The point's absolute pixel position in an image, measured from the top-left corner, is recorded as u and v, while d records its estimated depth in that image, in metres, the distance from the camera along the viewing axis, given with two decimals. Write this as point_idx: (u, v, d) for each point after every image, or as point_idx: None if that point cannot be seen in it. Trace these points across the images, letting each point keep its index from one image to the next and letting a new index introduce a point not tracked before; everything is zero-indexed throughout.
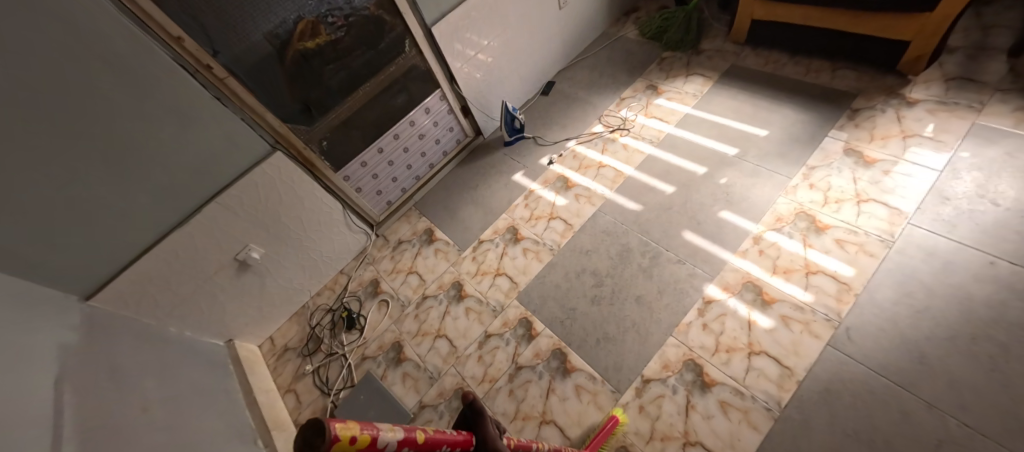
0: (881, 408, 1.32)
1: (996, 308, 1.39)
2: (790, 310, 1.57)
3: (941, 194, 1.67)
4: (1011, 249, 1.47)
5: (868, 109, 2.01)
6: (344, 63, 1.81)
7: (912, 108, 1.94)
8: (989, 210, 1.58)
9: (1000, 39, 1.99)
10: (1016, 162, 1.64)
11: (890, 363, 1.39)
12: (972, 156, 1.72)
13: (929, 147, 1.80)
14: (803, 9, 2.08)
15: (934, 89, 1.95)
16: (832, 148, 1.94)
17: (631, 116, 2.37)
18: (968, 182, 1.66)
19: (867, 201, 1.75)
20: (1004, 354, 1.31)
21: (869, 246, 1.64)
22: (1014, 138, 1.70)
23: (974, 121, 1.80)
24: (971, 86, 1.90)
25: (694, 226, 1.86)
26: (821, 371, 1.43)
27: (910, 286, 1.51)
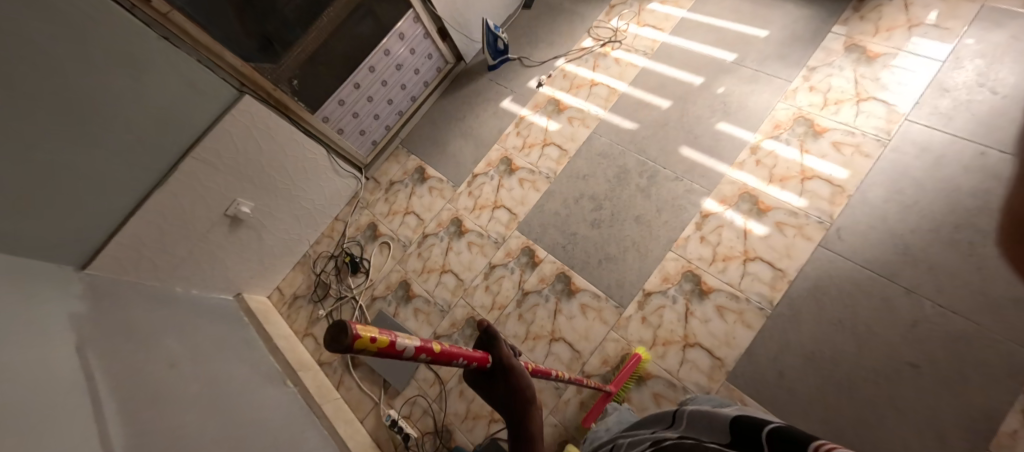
0: (864, 298, 1.41)
1: (981, 197, 1.43)
2: (785, 216, 1.60)
3: (941, 86, 1.64)
4: (1004, 138, 1.48)
5: None
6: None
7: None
8: (987, 99, 1.56)
9: None
10: (1021, 46, 1.59)
11: (876, 258, 1.46)
12: (976, 42, 1.65)
13: (933, 36, 1.72)
14: None
15: None
16: (834, 44, 1.85)
17: (623, 25, 2.20)
18: (970, 71, 1.62)
19: (866, 100, 1.71)
20: (983, 238, 1.37)
21: (865, 147, 1.64)
22: (1022, 18, 1.63)
23: (983, 4, 1.71)
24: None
25: (691, 141, 1.83)
26: (811, 270, 1.50)
27: (902, 183, 1.54)
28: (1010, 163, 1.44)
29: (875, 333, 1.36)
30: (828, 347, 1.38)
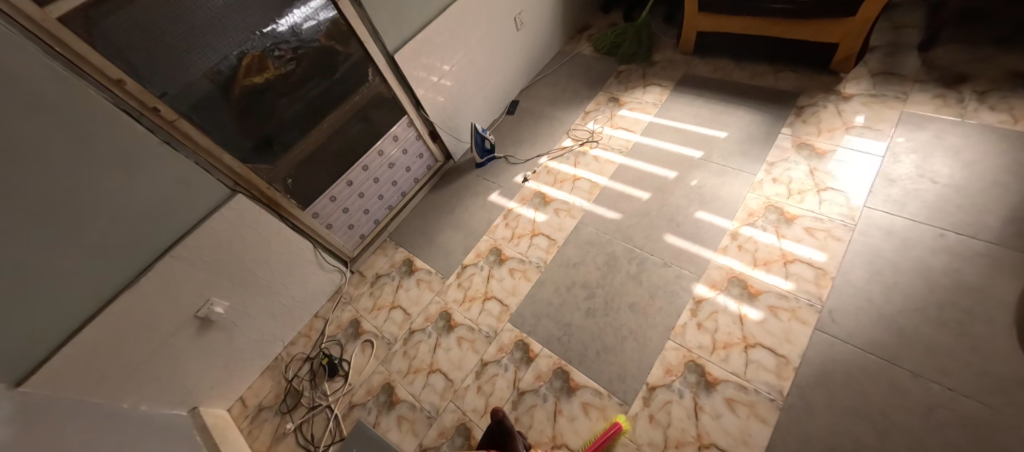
0: (873, 383, 1.37)
1: (953, 276, 1.51)
2: (777, 300, 1.61)
3: (887, 177, 1.82)
4: (954, 221, 1.62)
5: (811, 105, 2.17)
6: (297, 95, 1.72)
7: (849, 102, 2.11)
8: (930, 187, 1.73)
9: (909, 39, 2.27)
10: (943, 143, 1.83)
11: (874, 340, 1.45)
12: (907, 140, 1.89)
13: (867, 135, 1.97)
14: (743, 21, 2.25)
15: (864, 84, 2.15)
16: (787, 143, 2.07)
17: (598, 128, 2.42)
18: (908, 164, 1.82)
19: (825, 189, 1.87)
20: (968, 316, 1.42)
21: (835, 231, 1.74)
22: (937, 122, 1.91)
23: (902, 110, 1.99)
24: (895, 80, 2.11)
25: (673, 228, 1.91)
26: (814, 355, 1.46)
27: (878, 264, 1.61)
28: (967, 244, 1.56)
29: (894, 421, 1.29)
30: (852, 441, 1.29)
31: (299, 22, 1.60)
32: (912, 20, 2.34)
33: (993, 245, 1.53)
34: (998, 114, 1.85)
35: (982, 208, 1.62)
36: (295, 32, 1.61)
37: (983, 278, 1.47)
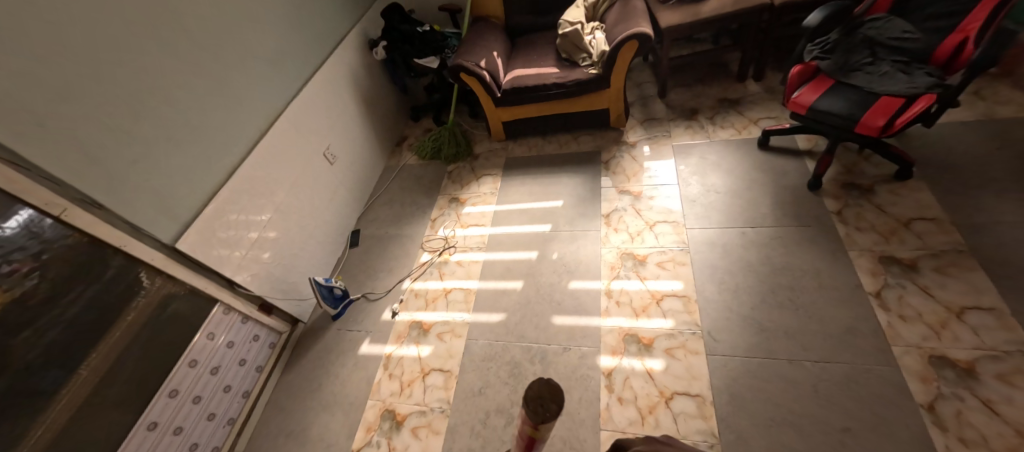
0: (770, 386, 1.51)
1: (767, 263, 1.84)
2: (667, 341, 1.71)
3: (689, 198, 2.18)
4: (746, 220, 2.01)
5: (613, 157, 2.53)
6: (44, 322, 1.28)
7: (637, 147, 2.53)
8: (719, 198, 2.14)
9: (649, 90, 2.92)
10: (709, 161, 2.32)
11: (751, 344, 1.63)
12: (688, 166, 2.33)
13: (660, 162, 2.40)
14: (533, 106, 2.54)
15: (640, 131, 2.62)
16: (611, 193, 2.34)
17: (449, 232, 2.37)
18: (696, 184, 2.23)
19: (656, 224, 2.13)
20: (794, 293, 1.73)
21: (679, 258, 1.97)
22: (698, 146, 2.41)
23: (675, 143, 2.48)
24: (658, 123, 2.64)
25: (557, 308, 1.91)
26: (720, 382, 1.56)
27: (719, 274, 1.86)
28: (764, 235, 1.94)
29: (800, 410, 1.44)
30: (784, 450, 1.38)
31: (34, 220, 1.25)
32: (645, 77, 3.03)
33: (776, 229, 1.94)
34: (730, 131, 2.44)
35: (756, 203, 2.06)
36: (29, 233, 1.24)
37: (785, 257, 1.84)
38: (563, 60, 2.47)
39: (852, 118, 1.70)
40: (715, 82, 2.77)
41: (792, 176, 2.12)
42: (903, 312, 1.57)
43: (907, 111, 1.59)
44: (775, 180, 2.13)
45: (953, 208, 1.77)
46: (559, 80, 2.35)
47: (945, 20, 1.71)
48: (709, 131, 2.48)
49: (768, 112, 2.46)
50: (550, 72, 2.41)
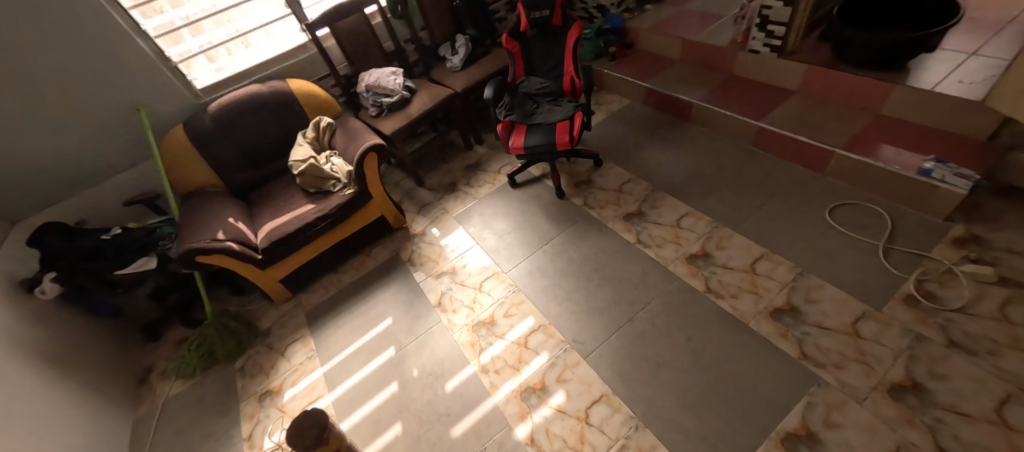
0: (664, 355, 1.48)
1: (579, 260, 1.88)
2: (553, 371, 1.59)
3: (491, 250, 2.12)
4: (543, 240, 2.04)
5: (412, 251, 2.34)
6: None
7: (426, 234, 2.37)
8: (514, 236, 2.12)
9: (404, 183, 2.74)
10: (487, 212, 2.31)
11: (632, 336, 1.57)
12: (474, 227, 2.27)
13: (452, 235, 2.29)
14: (305, 250, 2.25)
15: (421, 219, 2.48)
16: (429, 282, 2.13)
17: (279, 438, 1.77)
18: (490, 235, 2.19)
19: (482, 286, 1.99)
20: (618, 278, 1.75)
21: (515, 300, 1.87)
22: (473, 208, 2.38)
23: (453, 214, 2.41)
24: (428, 203, 2.56)
25: (449, 420, 1.60)
26: (629, 385, 1.46)
27: (551, 289, 1.84)
28: (561, 245, 1.97)
29: (679, 368, 1.42)
30: (702, 425, 1.28)
31: None
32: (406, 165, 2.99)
33: (565, 237, 1.99)
34: (487, 187, 2.47)
35: (541, 228, 2.08)
36: None
37: (582, 251, 1.91)
38: (314, 193, 2.28)
39: (548, 142, 1.81)
40: (456, 155, 2.77)
41: (539, 191, 2.21)
42: (660, 245, 1.79)
43: (575, 123, 1.79)
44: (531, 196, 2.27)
45: (624, 163, 2.17)
46: (320, 213, 2.16)
47: (557, 68, 2.00)
48: (473, 190, 2.49)
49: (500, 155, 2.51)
50: (306, 211, 2.20)
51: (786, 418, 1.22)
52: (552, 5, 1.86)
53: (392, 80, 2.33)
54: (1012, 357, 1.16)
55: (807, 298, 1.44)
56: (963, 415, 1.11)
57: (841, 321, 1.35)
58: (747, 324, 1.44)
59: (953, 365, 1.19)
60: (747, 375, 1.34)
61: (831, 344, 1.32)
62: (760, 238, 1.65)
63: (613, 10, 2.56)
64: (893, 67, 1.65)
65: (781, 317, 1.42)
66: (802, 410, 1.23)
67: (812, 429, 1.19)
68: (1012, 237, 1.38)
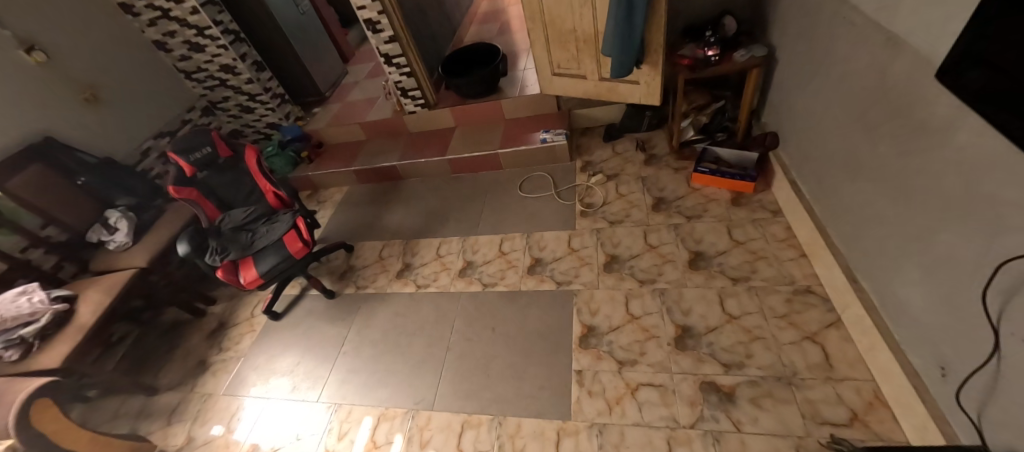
0: (518, 348, 1.50)
1: (387, 334, 1.70)
2: (410, 444, 1.36)
3: (287, 392, 1.61)
4: (338, 342, 1.73)
5: None
6: None
7: (195, 437, 1.58)
8: (304, 361, 1.70)
9: (111, 402, 1.82)
10: (257, 360, 1.76)
11: (480, 353, 1.53)
12: (254, 385, 1.68)
13: (236, 416, 1.60)
14: None
15: (177, 430, 1.62)
16: None
17: None
18: (276, 380, 1.67)
19: (302, 436, 1.47)
20: (434, 318, 1.70)
21: (342, 418, 1.48)
22: (242, 365, 1.77)
23: (222, 392, 1.69)
24: (179, 403, 1.71)
25: None
26: (519, 389, 1.39)
27: (372, 380, 1.56)
28: (358, 333, 1.74)
29: (516, 349, 1.50)
30: (556, 373, 1.40)
31: None
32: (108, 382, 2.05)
33: (355, 325, 1.78)
34: (246, 338, 1.87)
35: (328, 332, 1.78)
36: None
37: (383, 325, 1.74)
38: None
39: (284, 256, 1.67)
40: (182, 335, 1.97)
41: (306, 303, 1.94)
42: (436, 277, 1.86)
43: (302, 228, 1.72)
44: (297, 312, 1.91)
45: (368, 235, 2.20)
46: None
47: (254, 191, 1.90)
48: (233, 350, 1.83)
49: (252, 299, 2.03)
50: None
51: (573, 329, 1.50)
52: (210, 140, 1.77)
53: (24, 301, 1.58)
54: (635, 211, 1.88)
55: (539, 249, 1.84)
56: (641, 254, 1.68)
57: (562, 249, 1.80)
58: (520, 288, 1.70)
59: (621, 232, 1.80)
60: (528, 321, 1.58)
61: (569, 266, 1.73)
62: (494, 227, 2.01)
63: (284, 122, 2.64)
64: (494, 91, 2.42)
65: (536, 269, 1.76)
66: (577, 317, 1.54)
67: (587, 324, 1.50)
68: (600, 153, 2.25)
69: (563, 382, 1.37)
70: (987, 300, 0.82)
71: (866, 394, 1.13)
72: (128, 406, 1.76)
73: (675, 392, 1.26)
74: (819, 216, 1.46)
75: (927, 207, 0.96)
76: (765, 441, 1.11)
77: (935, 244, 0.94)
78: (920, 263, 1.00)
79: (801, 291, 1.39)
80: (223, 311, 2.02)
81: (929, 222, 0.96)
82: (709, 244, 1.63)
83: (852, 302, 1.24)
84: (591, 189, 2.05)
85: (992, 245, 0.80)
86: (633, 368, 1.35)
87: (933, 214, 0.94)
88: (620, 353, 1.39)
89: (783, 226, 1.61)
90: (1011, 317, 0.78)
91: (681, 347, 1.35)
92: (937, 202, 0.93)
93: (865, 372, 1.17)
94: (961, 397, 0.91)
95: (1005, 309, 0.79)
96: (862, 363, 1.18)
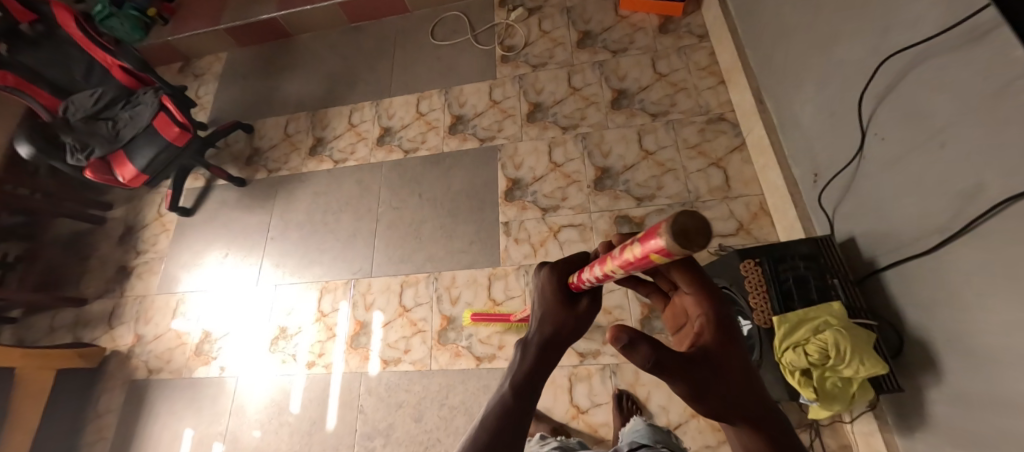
0: (448, 210, 1.51)
1: (312, 213, 1.65)
2: (356, 307, 1.44)
3: (224, 281, 1.61)
4: (263, 228, 1.67)
5: (145, 358, 1.55)
6: None
7: (143, 334, 1.59)
8: (233, 251, 1.66)
9: (40, 318, 1.75)
10: (182, 258, 1.70)
11: (412, 219, 1.54)
12: (188, 280, 1.65)
13: (179, 310, 1.60)
14: None
15: (122, 330, 1.63)
16: (196, 365, 1.49)
17: None
18: (209, 272, 1.64)
19: (249, 317, 1.52)
20: (358, 192, 1.64)
21: (286, 296, 1.52)
22: (168, 264, 1.71)
23: (155, 292, 1.66)
24: (113, 309, 1.68)
25: (314, 423, 1.31)
26: (452, 248, 1.45)
27: (307, 258, 1.57)
28: (282, 217, 1.67)
29: (443, 212, 1.52)
30: (483, 228, 1.45)
31: None
32: None
33: (276, 208, 1.70)
34: (163, 238, 1.77)
35: (249, 220, 1.70)
36: None
37: (306, 207, 1.67)
38: None
39: (162, 146, 1.48)
40: (91, 245, 1.83)
41: (218, 193, 1.79)
42: (354, 150, 1.73)
43: (170, 108, 1.47)
44: (209, 205, 1.77)
45: (267, 111, 1.94)
46: None
47: (93, 70, 1.57)
48: (152, 251, 1.75)
49: (155, 198, 1.86)
50: None
51: (498, 184, 1.50)
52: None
53: None
54: (559, 50, 1.68)
55: (459, 105, 1.70)
56: (564, 99, 1.58)
57: (484, 103, 1.67)
58: (442, 151, 1.63)
59: (544, 77, 1.64)
60: (453, 183, 1.55)
61: (491, 121, 1.62)
62: (408, 87, 1.81)
63: None
64: None
65: (457, 129, 1.65)
66: (502, 172, 1.52)
67: (512, 178, 1.50)
68: None
69: (492, 234, 1.43)
70: (863, 105, 0.85)
71: (753, 206, 1.27)
72: (60, 319, 1.72)
73: (593, 229, 1.36)
74: (739, 33, 1.37)
75: (834, 14, 0.92)
76: None
77: (833, 53, 0.93)
78: (817, 75, 1.00)
79: (714, 120, 1.41)
80: (125, 214, 1.86)
81: (833, 27, 0.92)
82: (632, 80, 1.54)
83: (756, 124, 1.28)
84: (510, 28, 1.79)
85: (881, 47, 0.79)
86: (555, 212, 1.41)
87: (840, 18, 0.90)
88: (544, 201, 1.44)
89: (708, 52, 1.51)
90: (878, 119, 0.82)
91: (600, 187, 1.40)
92: (843, 5, 0.88)
93: (756, 188, 1.29)
94: (823, 197, 1.02)
95: (875, 111, 0.83)
96: (755, 180, 1.30)
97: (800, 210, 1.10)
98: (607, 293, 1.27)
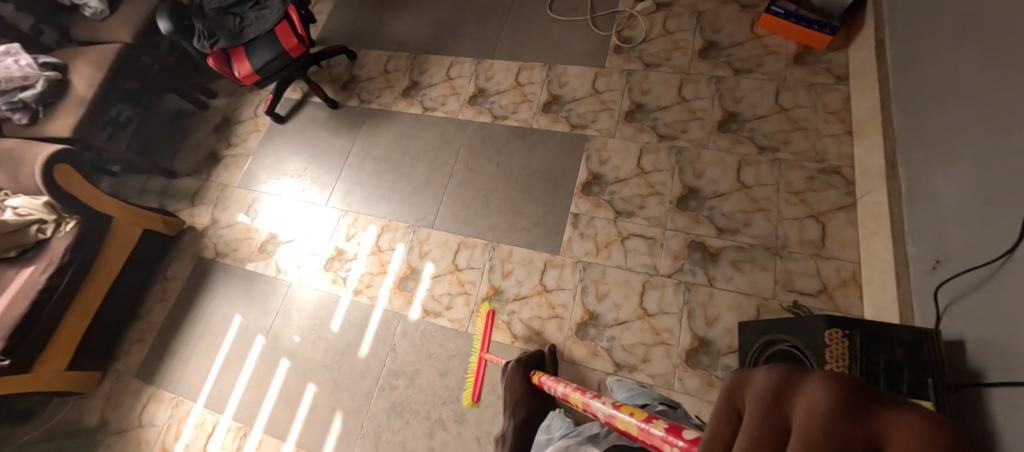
0: (520, 185, 1.51)
1: (391, 152, 1.69)
2: (410, 254, 1.49)
3: (298, 193, 1.70)
4: (345, 154, 1.74)
5: (215, 241, 1.68)
6: None
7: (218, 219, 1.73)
8: (312, 167, 1.74)
9: (135, 179, 1.93)
10: (266, 161, 1.81)
11: (483, 185, 1.54)
12: (267, 182, 1.75)
13: (252, 207, 1.71)
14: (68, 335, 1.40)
15: (201, 210, 1.77)
16: (259, 262, 1.59)
17: None
18: (287, 180, 1.74)
19: (313, 233, 1.60)
20: (439, 144, 1.66)
21: (349, 223, 1.59)
22: (253, 162, 1.82)
23: (237, 184, 1.78)
24: (198, 189, 1.82)
25: (348, 345, 1.39)
26: (515, 223, 1.45)
27: (377, 193, 1.62)
28: (363, 148, 1.73)
29: (516, 186, 1.51)
30: (551, 213, 1.44)
31: None
32: None
33: (360, 138, 1.75)
34: (253, 137, 1.88)
35: (333, 142, 1.77)
36: None
37: (387, 143, 1.71)
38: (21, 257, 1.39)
39: (278, 53, 1.55)
40: (192, 126, 1.98)
41: (310, 110, 1.87)
42: (445, 102, 1.75)
43: (294, 20, 1.55)
44: (300, 118, 1.86)
45: (372, 43, 1.98)
46: (45, 270, 1.32)
47: None
48: (241, 147, 1.86)
49: (255, 98, 1.97)
50: (29, 276, 1.33)
51: (578, 175, 1.48)
52: None
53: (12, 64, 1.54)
54: (678, 55, 1.59)
55: (559, 85, 1.66)
56: (669, 107, 1.51)
57: (585, 89, 1.62)
58: (531, 126, 1.61)
59: (655, 78, 1.57)
60: (533, 161, 1.54)
61: (587, 109, 1.58)
62: (513, 53, 1.79)
63: None
64: None
65: (551, 108, 1.62)
66: (585, 163, 1.49)
67: (594, 172, 1.47)
68: None
69: (559, 221, 1.42)
70: None
71: (844, 273, 1.18)
72: (152, 184, 1.89)
73: (663, 246, 1.31)
74: (888, 87, 1.24)
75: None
76: (732, 296, 1.22)
77: (1011, 136, 0.82)
78: (978, 156, 0.89)
79: (828, 171, 1.30)
80: (226, 106, 1.99)
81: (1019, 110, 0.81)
82: (748, 105, 1.44)
83: (876, 188, 1.17)
84: (632, 19, 1.71)
85: None
86: (629, 218, 1.37)
87: None
88: (621, 204, 1.40)
89: (842, 97, 1.38)
90: None
91: (683, 206, 1.35)
92: None
93: (854, 254, 1.19)
94: (939, 288, 0.93)
95: None
96: (855, 245, 1.20)
97: (903, 293, 1.01)
98: (660, 313, 1.24)
